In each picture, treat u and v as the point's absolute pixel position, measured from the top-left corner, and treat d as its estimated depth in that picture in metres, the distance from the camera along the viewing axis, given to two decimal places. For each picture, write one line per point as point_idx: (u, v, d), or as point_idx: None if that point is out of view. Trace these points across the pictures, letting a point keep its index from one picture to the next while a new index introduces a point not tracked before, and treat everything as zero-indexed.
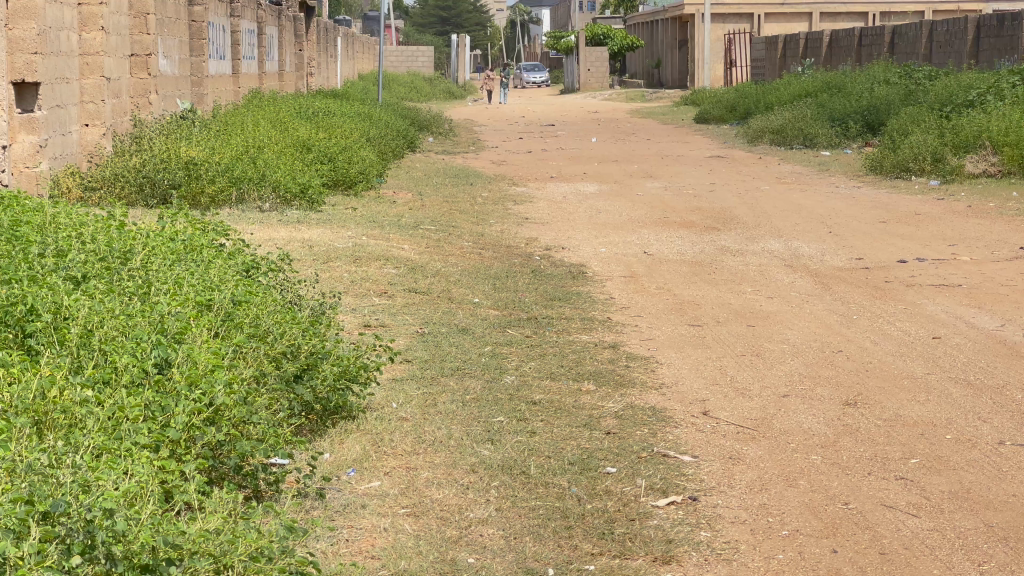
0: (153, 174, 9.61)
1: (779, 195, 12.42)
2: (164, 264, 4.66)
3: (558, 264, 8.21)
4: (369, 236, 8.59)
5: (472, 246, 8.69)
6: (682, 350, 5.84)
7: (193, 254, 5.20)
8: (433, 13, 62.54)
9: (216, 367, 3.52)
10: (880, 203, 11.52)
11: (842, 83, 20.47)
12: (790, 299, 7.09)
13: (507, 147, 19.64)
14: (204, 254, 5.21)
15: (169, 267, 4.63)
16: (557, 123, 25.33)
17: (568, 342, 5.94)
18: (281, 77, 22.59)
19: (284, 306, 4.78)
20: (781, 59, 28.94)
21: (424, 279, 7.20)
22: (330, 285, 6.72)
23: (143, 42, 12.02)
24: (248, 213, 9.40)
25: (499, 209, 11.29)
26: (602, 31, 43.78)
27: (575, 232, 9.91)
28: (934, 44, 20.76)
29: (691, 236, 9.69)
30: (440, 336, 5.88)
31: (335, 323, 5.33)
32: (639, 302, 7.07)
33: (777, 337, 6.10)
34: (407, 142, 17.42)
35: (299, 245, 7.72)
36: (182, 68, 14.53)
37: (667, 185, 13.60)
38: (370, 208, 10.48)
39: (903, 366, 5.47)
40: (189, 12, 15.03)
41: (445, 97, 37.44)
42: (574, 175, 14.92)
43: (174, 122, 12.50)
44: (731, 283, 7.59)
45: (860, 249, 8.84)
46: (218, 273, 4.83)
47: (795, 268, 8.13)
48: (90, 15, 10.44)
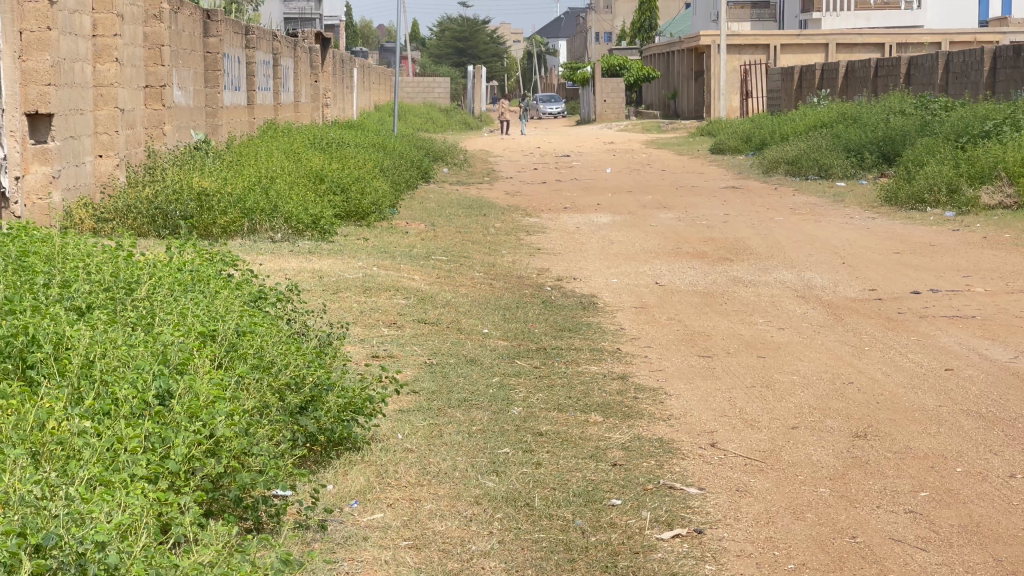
0: (164, 206, 9.63)
1: (793, 226, 12.39)
2: (169, 294, 4.67)
3: (570, 295, 8.20)
4: (381, 266, 8.59)
5: (483, 276, 8.69)
6: (691, 381, 5.80)
7: (200, 285, 5.21)
8: (450, 44, 62.71)
9: (217, 398, 3.51)
10: (894, 234, 11.50)
11: (858, 115, 20.46)
12: (802, 330, 7.06)
13: (521, 177, 19.65)
14: (211, 285, 5.22)
15: (174, 297, 4.63)
16: (573, 154, 25.33)
17: (577, 372, 5.92)
18: (297, 108, 22.66)
19: (289, 337, 4.78)
20: (797, 90, 28.93)
21: (434, 310, 7.19)
22: (338, 315, 6.72)
23: (157, 74, 12.07)
24: (259, 244, 9.41)
25: (512, 239, 11.29)
26: (618, 62, 43.86)
27: (587, 262, 9.90)
28: (951, 75, 20.74)
29: (704, 266, 9.67)
30: (447, 367, 5.87)
31: (342, 353, 5.33)
32: (650, 332, 7.04)
33: (788, 368, 6.07)
34: (422, 172, 17.43)
35: (309, 276, 7.73)
36: (196, 100, 14.58)
37: (681, 215, 13.59)
38: (382, 238, 10.49)
39: (915, 398, 5.43)
40: (204, 44, 15.11)
41: (461, 127, 37.49)
42: (588, 206, 14.91)
43: (188, 153, 12.54)
44: (742, 314, 7.56)
45: (874, 280, 8.81)
46: (225, 305, 4.84)
47: (808, 299, 8.10)
48: (104, 46, 10.46)
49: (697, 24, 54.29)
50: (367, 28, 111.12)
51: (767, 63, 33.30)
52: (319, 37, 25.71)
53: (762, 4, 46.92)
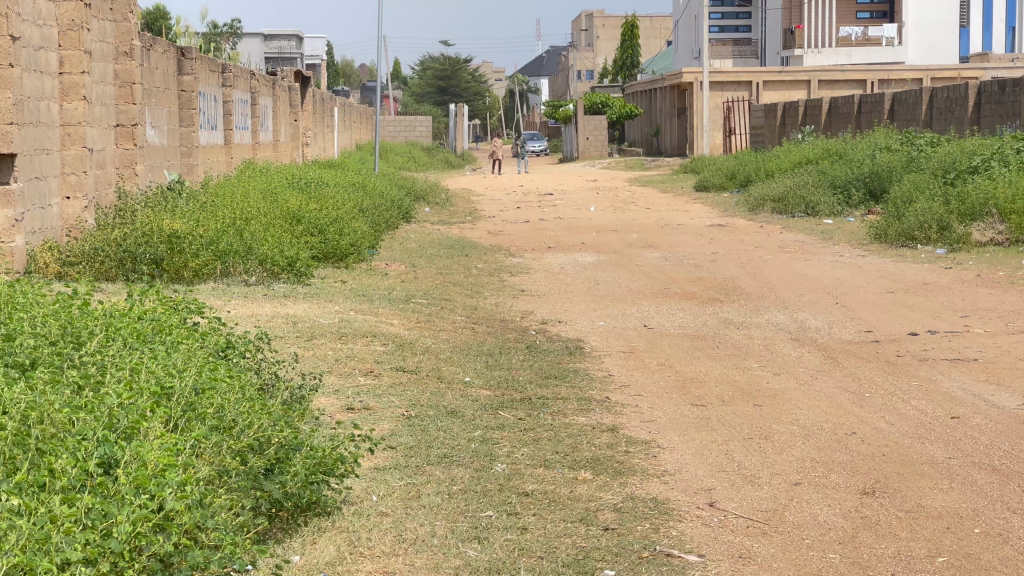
0: (133, 248, 9.32)
1: (782, 264, 12.10)
2: (122, 349, 4.34)
3: (555, 339, 7.87)
4: (358, 310, 8.26)
5: (465, 321, 8.37)
6: (685, 433, 5.46)
7: (160, 337, 4.89)
8: (432, 83, 62.56)
9: (169, 466, 3.19)
10: (886, 272, 11.22)
11: (843, 151, 20.24)
12: (799, 375, 6.74)
13: (504, 216, 19.34)
14: (174, 337, 4.90)
15: (127, 351, 4.31)
16: (556, 193, 25.04)
17: (564, 425, 5.57)
18: (275, 147, 22.35)
19: (254, 393, 4.46)
20: (780, 127, 28.76)
21: (414, 357, 6.85)
22: (310, 365, 6.39)
23: (128, 112, 11.74)
24: (231, 288, 9.09)
25: (494, 280, 10.97)
26: (601, 100, 43.73)
27: (573, 305, 9.58)
28: (935, 111, 20.54)
29: (693, 308, 9.36)
30: (426, 420, 5.53)
31: (311, 411, 5.00)
32: (640, 379, 6.71)
33: (787, 417, 5.74)
34: (403, 212, 17.11)
35: (282, 322, 7.40)
36: (170, 139, 14.26)
37: (668, 255, 13.28)
38: (361, 280, 10.19)
39: (923, 450, 5.11)
40: (178, 82, 14.80)
41: (444, 166, 37.24)
42: (571, 245, 14.61)
43: (160, 193, 12.19)
44: (736, 359, 7.23)
45: (870, 321, 8.51)
46: (185, 358, 4.53)
47: (803, 342, 7.78)
48: (71, 84, 10.15)
49: (679, 62, 54.30)
50: (348, 69, 111.44)
51: (750, 100, 33.14)
52: (300, 77, 25.45)
53: (743, 42, 46.91)
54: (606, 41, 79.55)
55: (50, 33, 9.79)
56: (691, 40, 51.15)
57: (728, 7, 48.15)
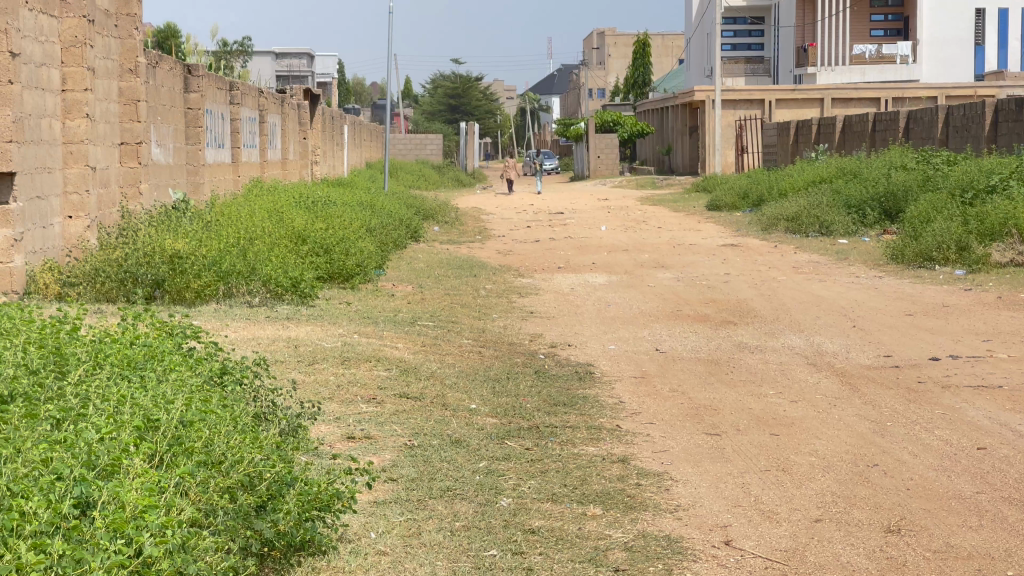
0: (134, 269, 9.12)
1: (797, 285, 11.88)
2: (108, 378, 4.11)
3: (564, 364, 7.65)
4: (362, 333, 8.05)
5: (472, 344, 8.15)
6: (699, 465, 5.24)
7: (151, 363, 4.66)
8: (443, 101, 62.42)
9: (150, 507, 2.96)
10: (904, 293, 10.99)
11: (858, 170, 20.02)
12: (817, 403, 6.51)
13: (514, 235, 19.14)
14: (166, 364, 4.67)
15: (113, 380, 4.07)
16: (567, 211, 24.85)
17: (572, 455, 5.35)
18: (284, 166, 22.18)
19: (246, 423, 4.22)
20: (793, 145, 28.57)
21: (418, 383, 6.63)
22: (310, 391, 6.17)
23: (133, 131, 11.53)
24: (233, 310, 8.90)
25: (503, 301, 10.76)
26: (612, 118, 43.55)
27: (583, 327, 9.36)
28: (951, 129, 20.32)
29: (706, 331, 9.13)
30: (429, 450, 5.30)
31: (306, 443, 4.77)
32: (651, 407, 6.48)
33: (805, 448, 5.51)
34: (411, 231, 16.92)
35: (284, 345, 7.20)
36: (176, 157, 14.08)
37: (680, 275, 13.06)
38: (366, 301, 10.00)
39: (949, 484, 4.88)
40: (185, 100, 14.60)
41: (454, 185, 37.06)
42: (582, 264, 14.40)
43: (165, 212, 12.00)
44: (751, 385, 7.00)
45: (889, 345, 8.29)
46: (175, 387, 4.30)
47: (820, 367, 7.56)
48: (73, 102, 9.94)
49: (691, 81, 54.14)
50: (360, 88, 111.48)
51: (763, 118, 32.95)
52: (309, 94, 25.26)
53: (755, 60, 46.75)
54: (617, 60, 79.44)
55: (52, 49, 9.60)
56: (703, 58, 50.98)
57: (740, 25, 47.96)
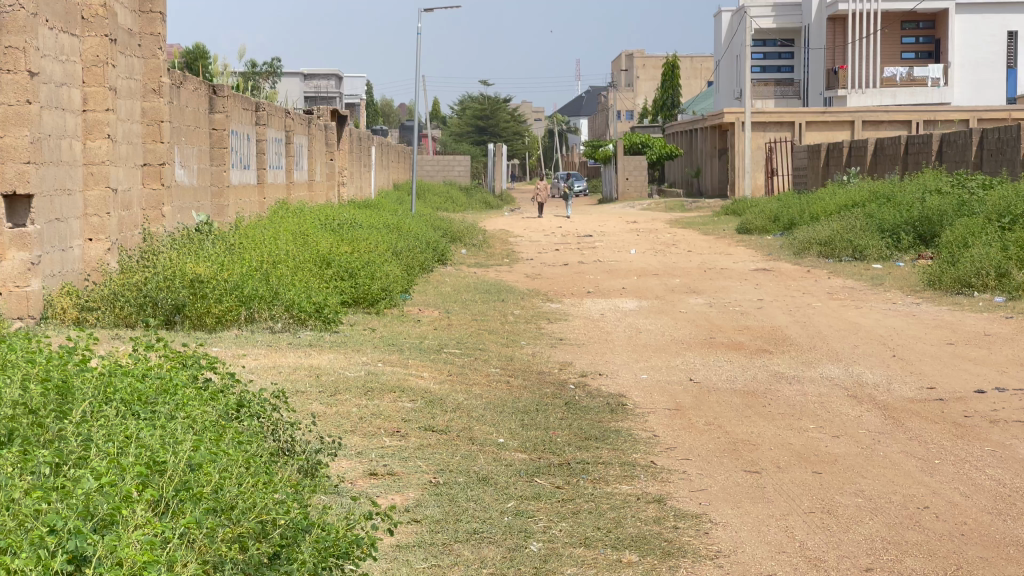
0: (154, 293, 8.91)
1: (833, 312, 11.59)
2: (114, 416, 3.87)
3: (595, 394, 7.38)
4: (387, 361, 7.80)
5: (499, 373, 7.90)
6: (739, 506, 4.97)
7: (163, 399, 4.41)
8: (471, 122, 62.29)
9: (149, 562, 2.72)
10: (944, 321, 10.69)
11: (891, 194, 19.70)
12: (860, 438, 6.22)
13: (543, 259, 18.89)
14: (179, 399, 4.43)
15: (119, 419, 3.84)
16: (595, 234, 24.58)
17: (605, 494, 5.09)
18: (311, 187, 22.01)
19: (259, 464, 3.97)
20: (824, 168, 28.25)
21: (443, 416, 6.38)
22: (330, 425, 5.93)
23: (156, 151, 11.34)
24: (256, 336, 8.68)
25: (531, 328, 10.51)
26: (640, 140, 43.31)
27: (614, 355, 9.09)
28: (985, 153, 19.99)
29: (741, 359, 8.86)
30: (455, 488, 5.05)
31: (323, 486, 4.52)
32: (687, 441, 6.21)
33: (851, 489, 5.23)
34: (437, 254, 16.69)
35: (306, 374, 6.96)
36: (201, 179, 13.90)
37: (712, 301, 12.78)
38: (392, 327, 9.77)
39: (1005, 529, 4.60)
40: (210, 120, 14.42)
41: (482, 207, 36.86)
42: (612, 289, 14.14)
43: (187, 235, 11.79)
44: (790, 418, 6.71)
45: (932, 376, 8.00)
46: (186, 427, 4.06)
47: (861, 400, 7.27)
48: (95, 122, 9.74)
49: (720, 103, 53.85)
50: (388, 108, 111.67)
51: (793, 140, 32.65)
52: (336, 115, 25.10)
53: (785, 83, 46.46)
54: (646, 81, 79.21)
55: (73, 69, 9.42)
56: (733, 81, 50.68)
57: (769, 48, 47.66)
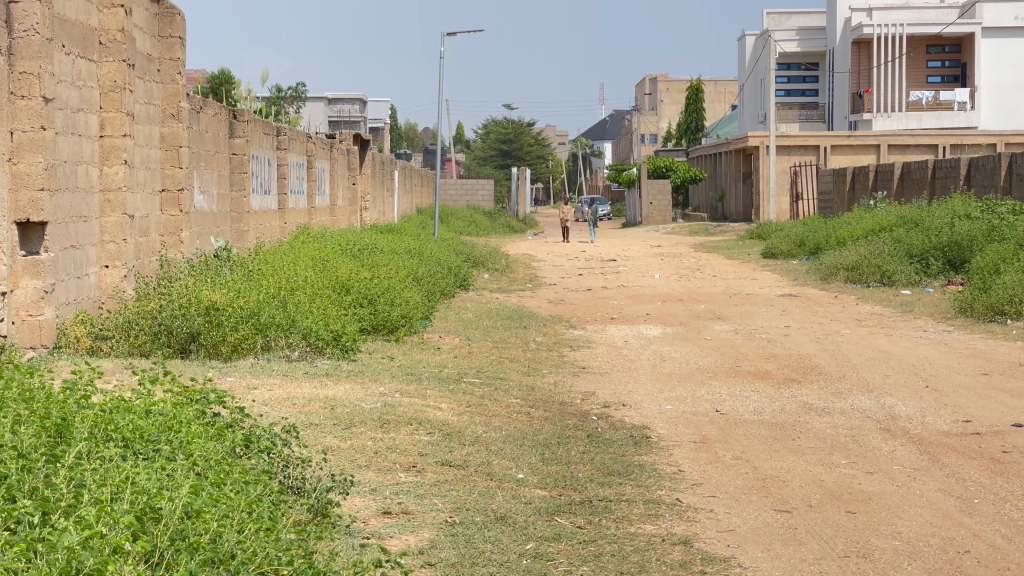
0: (169, 321, 8.73)
1: (862, 340, 11.35)
2: (108, 458, 3.68)
3: (619, 427, 7.16)
4: (405, 392, 7.59)
5: (519, 404, 7.69)
6: (769, 548, 4.76)
7: (164, 438, 4.22)
8: (495, 146, 62.19)
9: None
10: (976, 350, 10.45)
11: (920, 219, 19.44)
12: (894, 475, 5.99)
13: (566, 284, 18.68)
14: (180, 439, 4.24)
15: (114, 461, 3.65)
16: (620, 259, 24.36)
17: (629, 534, 4.88)
18: (332, 211, 21.85)
19: (263, 509, 3.77)
20: (850, 193, 28.01)
21: (461, 449, 6.17)
22: (344, 459, 5.73)
23: (174, 177, 11.18)
24: (272, 365, 8.50)
25: (554, 356, 10.29)
26: (664, 164, 43.13)
27: (638, 385, 8.87)
28: (1014, 178, 19.73)
29: (768, 390, 8.63)
30: (472, 528, 4.84)
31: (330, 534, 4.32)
32: (714, 477, 5.99)
33: (886, 531, 5.01)
34: (460, 279, 16.49)
35: (320, 406, 6.76)
36: (221, 204, 13.76)
37: (738, 328, 12.55)
38: (411, 356, 9.59)
39: None
40: (230, 144, 14.27)
41: (505, 231, 36.67)
42: (636, 316, 13.91)
43: (205, 261, 11.61)
44: (820, 453, 6.48)
45: (966, 408, 7.76)
46: (186, 471, 3.87)
47: (894, 434, 7.03)
48: (112, 148, 9.56)
49: (744, 127, 53.61)
50: (412, 132, 111.68)
51: (818, 164, 32.41)
52: (359, 139, 24.96)
53: (810, 106, 46.24)
54: (670, 105, 79.03)
55: (90, 94, 9.26)
56: (758, 104, 50.45)
57: (795, 71, 47.42)
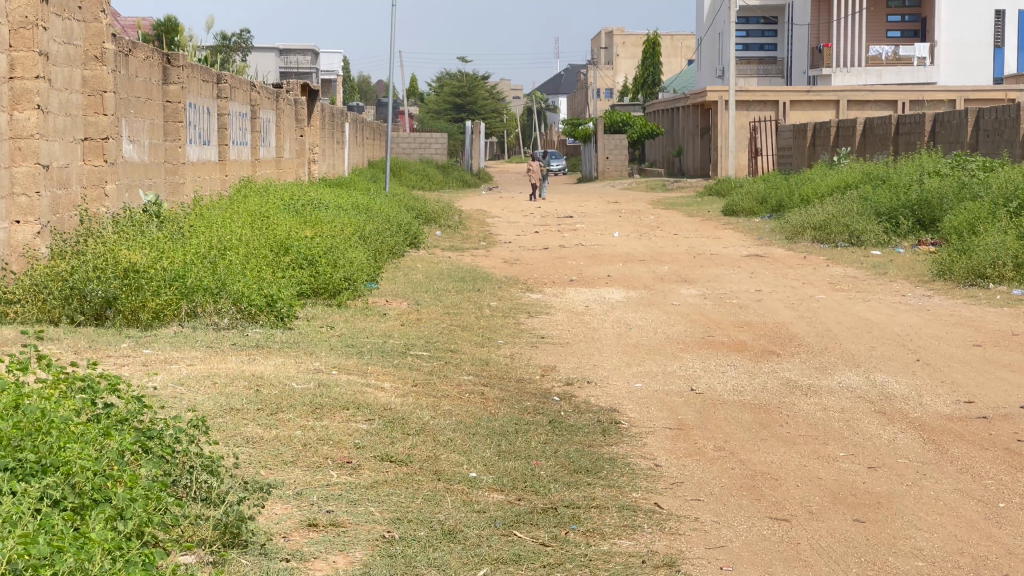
0: (81, 284, 7.82)
1: (839, 305, 10.62)
2: None
3: (583, 409, 6.35)
4: (343, 369, 6.74)
5: (471, 381, 6.86)
6: (768, 572, 3.96)
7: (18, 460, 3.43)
8: (449, 100, 61.07)
9: None
10: (962, 317, 9.73)
11: (887, 175, 18.71)
12: (902, 471, 5.20)
13: (521, 242, 17.84)
14: (36, 457, 3.44)
15: None
16: (576, 215, 23.55)
17: (603, 555, 4.07)
18: (278, 164, 20.92)
19: (123, 554, 2.99)
20: (810, 148, 27.29)
21: (405, 441, 5.33)
22: (265, 455, 4.89)
23: (97, 125, 10.23)
24: (197, 334, 7.65)
25: (510, 323, 9.47)
26: (621, 119, 42.33)
27: (601, 358, 8.06)
28: (982, 133, 19.00)
29: (747, 363, 7.85)
30: (413, 547, 4.01)
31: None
32: (697, 474, 5.18)
33: (906, 547, 4.21)
34: (410, 237, 15.61)
35: (245, 388, 5.92)
36: (153, 154, 12.84)
37: (706, 292, 11.74)
38: (353, 323, 8.75)
39: None
40: (164, 92, 13.29)
41: (457, 185, 35.81)
42: (598, 278, 13.09)
43: (134, 217, 10.68)
44: (814, 442, 5.70)
45: (967, 386, 7.00)
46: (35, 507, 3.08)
47: (892, 418, 6.24)
48: (23, 91, 8.61)
49: (701, 81, 52.86)
50: (366, 85, 110.13)
51: (777, 119, 31.62)
52: (306, 89, 23.94)
53: (768, 61, 45.55)
54: (625, 59, 78.12)
55: None
56: (715, 58, 49.70)
57: (753, 24, 46.63)
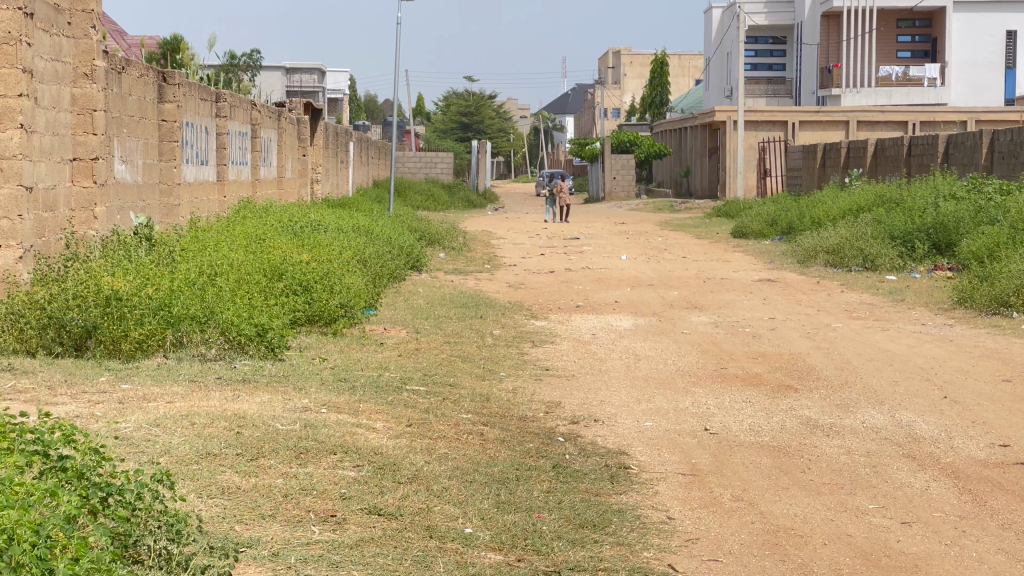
0: (60, 313, 7.40)
1: (857, 335, 10.17)
2: None
3: (591, 453, 5.91)
4: (333, 407, 6.30)
5: (471, 420, 6.41)
6: None
7: None
8: (455, 119, 60.68)
9: None
10: (986, 349, 9.27)
11: (900, 199, 18.26)
12: (939, 527, 4.75)
13: (526, 265, 17.39)
14: None
15: None
16: (582, 237, 23.11)
17: None
18: (279, 184, 20.51)
19: None
20: (820, 170, 26.85)
21: (396, 491, 4.89)
22: (241, 507, 4.45)
23: (86, 144, 9.80)
24: (181, 367, 7.21)
25: (513, 354, 9.02)
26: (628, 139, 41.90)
27: (609, 392, 7.61)
28: (997, 155, 18.57)
29: (762, 399, 7.40)
30: None
31: None
32: (714, 529, 4.74)
33: None
34: (411, 260, 15.18)
35: (225, 429, 5.47)
36: (146, 175, 12.41)
37: (716, 320, 11.31)
38: (348, 354, 8.30)
39: None
40: (158, 110, 12.88)
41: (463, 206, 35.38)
42: (604, 304, 12.65)
43: (123, 239, 10.26)
44: (840, 493, 5.25)
45: (1000, 427, 6.54)
46: None
47: (922, 463, 5.80)
48: (6, 110, 8.19)
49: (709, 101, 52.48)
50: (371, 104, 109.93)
51: (786, 140, 31.19)
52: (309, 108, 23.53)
53: (777, 82, 45.17)
54: (632, 79, 77.73)
55: None
56: (723, 78, 49.35)
57: (761, 44, 46.27)
